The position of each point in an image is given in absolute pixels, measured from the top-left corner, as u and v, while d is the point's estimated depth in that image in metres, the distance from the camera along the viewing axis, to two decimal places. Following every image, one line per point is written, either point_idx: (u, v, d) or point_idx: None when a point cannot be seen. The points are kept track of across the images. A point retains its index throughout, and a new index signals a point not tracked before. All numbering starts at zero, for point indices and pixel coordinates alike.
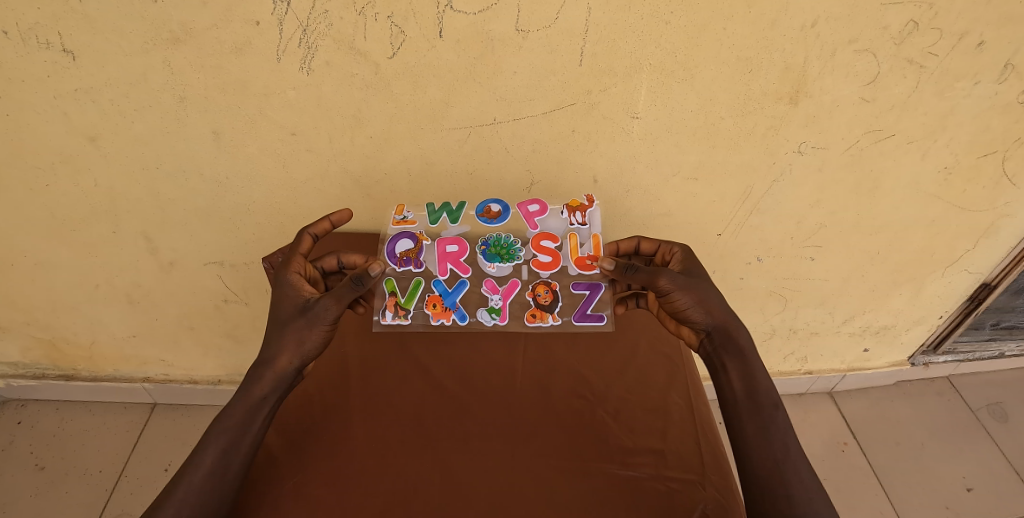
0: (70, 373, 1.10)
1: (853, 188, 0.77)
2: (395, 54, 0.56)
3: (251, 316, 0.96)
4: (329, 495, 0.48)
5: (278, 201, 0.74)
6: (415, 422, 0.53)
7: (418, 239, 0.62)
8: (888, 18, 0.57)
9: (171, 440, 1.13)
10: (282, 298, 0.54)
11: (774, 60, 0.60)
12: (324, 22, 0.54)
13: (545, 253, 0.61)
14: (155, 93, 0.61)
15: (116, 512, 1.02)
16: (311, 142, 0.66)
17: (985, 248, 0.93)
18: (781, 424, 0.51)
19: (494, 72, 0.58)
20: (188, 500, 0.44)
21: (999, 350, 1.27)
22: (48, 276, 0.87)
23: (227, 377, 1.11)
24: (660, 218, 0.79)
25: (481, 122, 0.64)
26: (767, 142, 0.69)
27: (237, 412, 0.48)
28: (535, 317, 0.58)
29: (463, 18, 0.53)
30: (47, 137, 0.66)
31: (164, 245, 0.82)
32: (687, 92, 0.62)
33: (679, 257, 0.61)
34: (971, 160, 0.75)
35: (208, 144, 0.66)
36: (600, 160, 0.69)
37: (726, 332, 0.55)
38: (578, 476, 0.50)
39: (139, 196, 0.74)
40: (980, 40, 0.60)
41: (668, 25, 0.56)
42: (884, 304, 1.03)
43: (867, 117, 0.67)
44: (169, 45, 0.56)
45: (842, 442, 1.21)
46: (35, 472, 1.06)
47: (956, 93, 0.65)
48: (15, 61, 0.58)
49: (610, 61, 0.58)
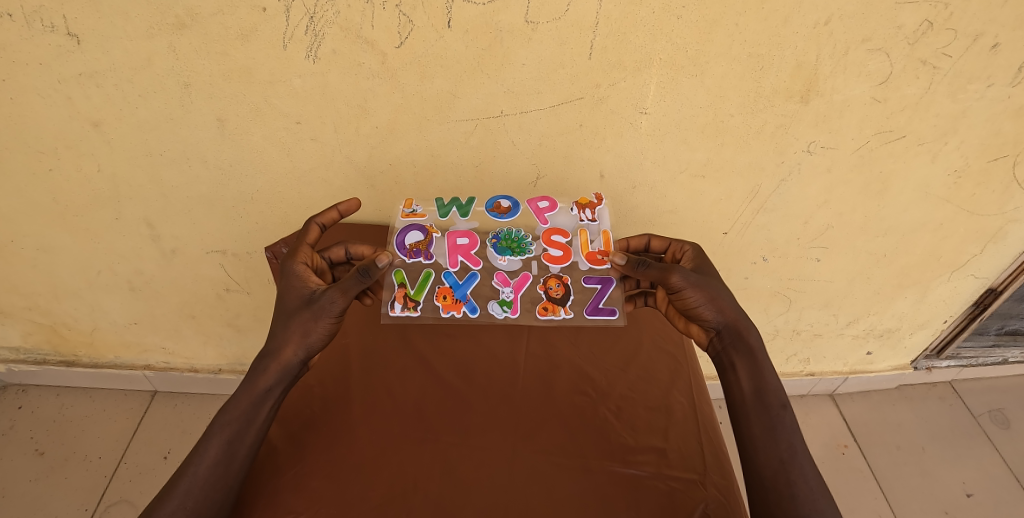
0: (71, 359, 1.10)
1: (862, 189, 0.77)
2: (402, 44, 0.56)
3: (252, 306, 0.96)
4: (329, 486, 0.47)
5: (281, 190, 0.73)
6: (417, 417, 0.53)
7: (428, 232, 0.62)
8: (902, 17, 0.56)
9: (172, 428, 1.13)
10: (289, 289, 0.54)
11: (786, 57, 0.59)
12: (331, 9, 0.53)
13: (556, 247, 0.61)
14: (160, 78, 0.60)
15: (116, 499, 1.02)
16: (315, 131, 0.65)
17: (992, 253, 0.92)
18: (788, 426, 0.50)
19: (503, 63, 0.58)
20: (192, 492, 0.44)
21: (1003, 356, 1.27)
22: (49, 261, 0.87)
23: (228, 366, 1.12)
24: (666, 215, 0.79)
25: (487, 115, 0.63)
26: (777, 140, 0.68)
27: (241, 404, 0.48)
28: (547, 310, 0.57)
29: (472, 9, 0.53)
30: (51, 121, 0.65)
31: (167, 233, 0.81)
32: (698, 88, 0.61)
33: (690, 255, 0.60)
34: (982, 164, 0.74)
35: (211, 132, 0.66)
36: (606, 155, 0.69)
37: (737, 331, 0.55)
38: (577, 474, 0.49)
39: (142, 181, 0.73)
40: (995, 42, 0.59)
41: (678, 20, 0.55)
42: (889, 307, 1.02)
43: (877, 117, 0.67)
44: (173, 30, 0.55)
45: (841, 444, 1.21)
46: (35, 457, 1.06)
47: (969, 95, 0.64)
48: (18, 43, 0.57)
49: (619, 54, 0.58)
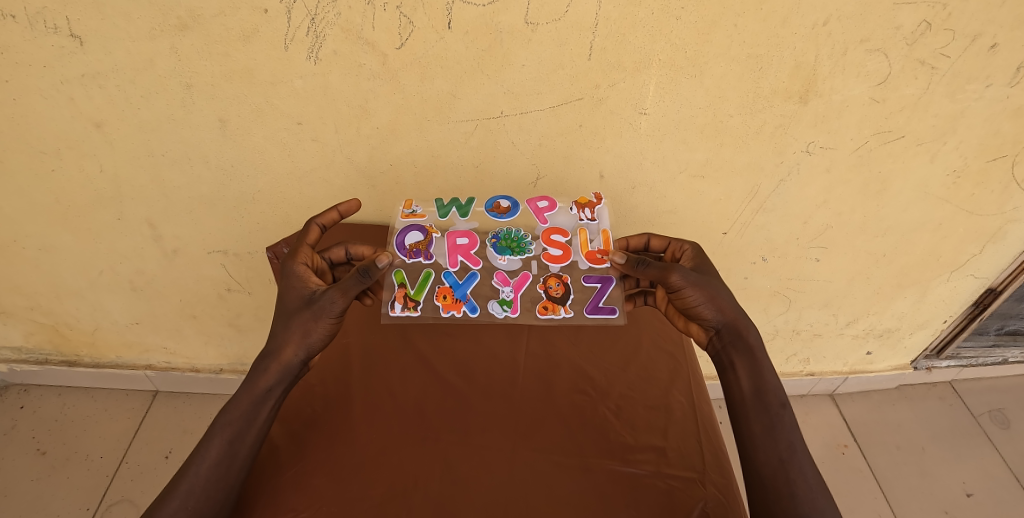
0: (73, 359, 1.10)
1: (861, 189, 0.77)
2: (402, 45, 0.56)
3: (253, 306, 0.97)
4: (330, 485, 0.47)
5: (282, 190, 0.74)
6: (418, 416, 0.53)
7: (428, 232, 0.62)
8: (900, 18, 0.56)
9: (173, 428, 1.14)
10: (290, 289, 0.54)
11: (785, 58, 0.59)
12: (332, 11, 0.53)
13: (556, 247, 0.62)
14: (162, 79, 0.60)
15: (118, 499, 1.03)
16: (316, 131, 0.65)
17: (992, 253, 0.93)
18: (787, 424, 0.51)
19: (503, 64, 0.58)
20: (194, 492, 0.44)
21: (1003, 356, 1.27)
22: (51, 261, 0.87)
23: (229, 366, 1.12)
24: (666, 215, 0.79)
25: (487, 115, 0.63)
26: (776, 141, 0.69)
27: (242, 404, 0.48)
28: (547, 310, 0.57)
29: (472, 10, 0.53)
30: (54, 122, 0.66)
31: (168, 233, 0.82)
32: (697, 88, 0.62)
33: (690, 254, 0.60)
34: (981, 164, 0.74)
35: (213, 132, 0.66)
36: (606, 155, 0.69)
37: (736, 330, 0.55)
38: (577, 472, 0.49)
39: (144, 182, 0.74)
40: (993, 42, 0.59)
41: (677, 20, 0.55)
42: (889, 307, 1.03)
43: (876, 118, 0.67)
44: (175, 32, 0.56)
45: (841, 444, 1.21)
46: (36, 457, 1.06)
47: (967, 95, 0.65)
48: (21, 45, 0.58)
49: (618, 55, 0.58)
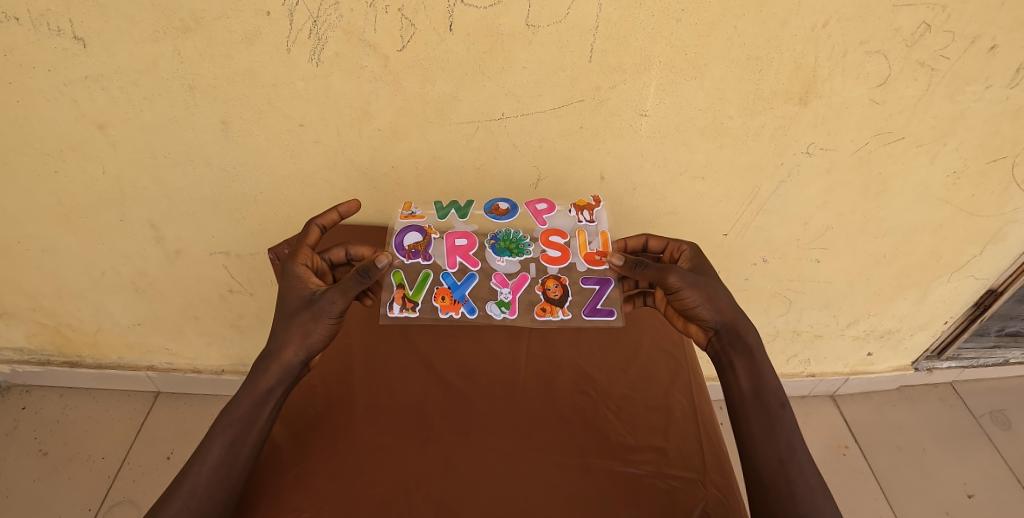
0: (75, 360, 1.11)
1: (861, 191, 0.77)
2: (404, 47, 0.56)
3: (254, 307, 0.97)
4: (331, 485, 0.48)
5: (284, 192, 0.74)
6: (418, 417, 0.53)
7: (427, 233, 0.63)
8: (900, 20, 0.57)
9: (174, 428, 1.14)
10: (289, 290, 0.54)
11: (785, 60, 0.60)
12: (335, 13, 0.54)
13: (554, 248, 0.62)
14: (165, 81, 0.61)
15: (119, 499, 1.03)
16: (318, 133, 0.66)
17: (992, 254, 0.93)
18: (787, 424, 0.51)
19: (504, 66, 0.58)
20: (196, 493, 0.44)
21: (1004, 357, 1.27)
22: (54, 261, 0.87)
23: (231, 367, 1.12)
24: (666, 216, 0.79)
25: (488, 117, 0.64)
26: (776, 142, 0.69)
27: (243, 405, 0.49)
28: (545, 311, 0.58)
29: (473, 12, 0.53)
30: (57, 124, 0.66)
31: (170, 233, 0.82)
32: (697, 90, 0.62)
33: (688, 254, 0.61)
34: (981, 164, 0.75)
35: (215, 134, 0.66)
36: (606, 157, 0.69)
37: (735, 331, 0.55)
38: (577, 472, 0.50)
39: (146, 183, 0.74)
40: (993, 43, 0.60)
41: (677, 23, 0.55)
42: (889, 308, 1.03)
43: (876, 119, 0.67)
44: (179, 34, 0.56)
45: (842, 445, 1.21)
46: (38, 458, 1.06)
47: (967, 97, 0.65)
48: (25, 47, 0.58)
49: (619, 57, 0.58)
